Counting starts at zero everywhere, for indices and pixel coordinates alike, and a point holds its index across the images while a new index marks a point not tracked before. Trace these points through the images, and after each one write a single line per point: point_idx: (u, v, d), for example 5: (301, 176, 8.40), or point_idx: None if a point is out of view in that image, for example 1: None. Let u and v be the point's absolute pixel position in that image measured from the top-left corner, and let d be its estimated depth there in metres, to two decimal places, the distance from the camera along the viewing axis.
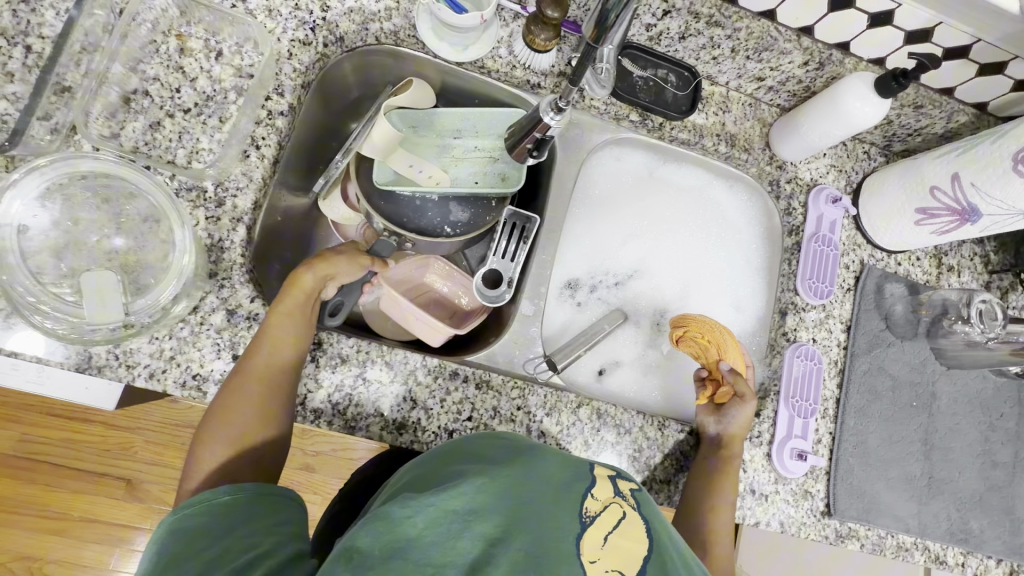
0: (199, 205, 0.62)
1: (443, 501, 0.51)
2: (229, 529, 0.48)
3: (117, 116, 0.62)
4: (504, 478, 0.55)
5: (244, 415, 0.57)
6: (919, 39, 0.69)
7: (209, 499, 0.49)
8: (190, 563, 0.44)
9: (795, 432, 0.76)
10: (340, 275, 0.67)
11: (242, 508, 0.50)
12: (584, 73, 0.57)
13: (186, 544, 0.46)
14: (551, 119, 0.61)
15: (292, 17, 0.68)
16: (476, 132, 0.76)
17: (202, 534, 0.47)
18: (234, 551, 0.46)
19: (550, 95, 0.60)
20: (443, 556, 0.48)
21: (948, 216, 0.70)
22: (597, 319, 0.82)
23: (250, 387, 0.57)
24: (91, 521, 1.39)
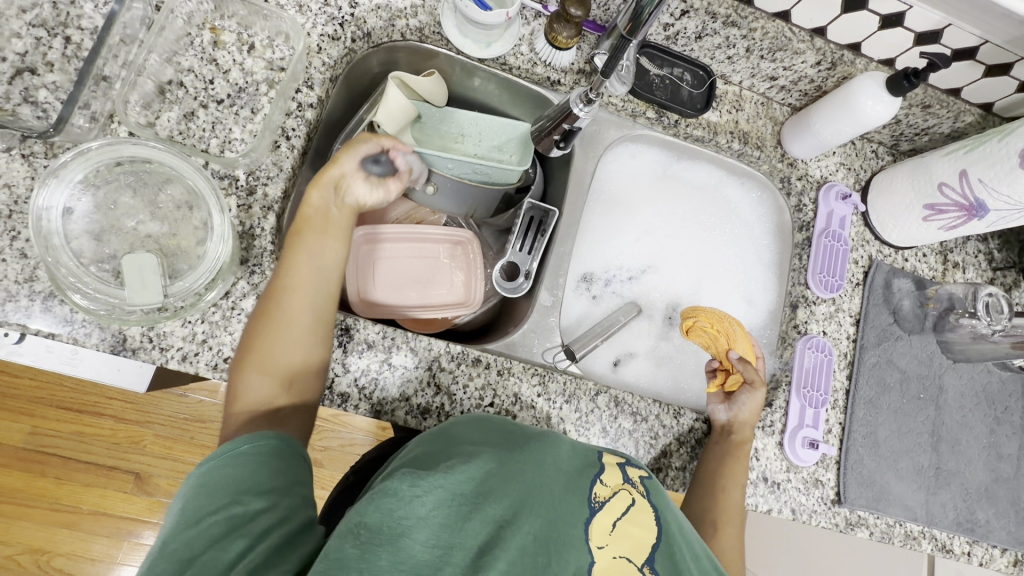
0: (231, 192, 0.64)
1: (450, 485, 0.52)
2: (249, 484, 0.48)
3: (153, 106, 0.64)
4: (514, 462, 0.57)
5: (275, 335, 0.57)
6: (930, 40, 0.72)
7: (231, 450, 0.49)
8: (211, 520, 0.45)
9: (806, 421, 0.77)
10: (351, 173, 0.64)
11: (263, 461, 0.50)
12: (616, 65, 0.60)
13: (210, 497, 0.46)
14: (580, 110, 0.66)
15: (322, 12, 0.70)
16: (479, 140, 0.78)
17: (226, 488, 0.47)
18: (254, 512, 0.46)
19: (580, 88, 0.65)
20: (451, 537, 0.50)
21: (956, 211, 0.72)
22: (612, 312, 0.84)
23: (278, 307, 0.58)
24: (99, 514, 1.40)
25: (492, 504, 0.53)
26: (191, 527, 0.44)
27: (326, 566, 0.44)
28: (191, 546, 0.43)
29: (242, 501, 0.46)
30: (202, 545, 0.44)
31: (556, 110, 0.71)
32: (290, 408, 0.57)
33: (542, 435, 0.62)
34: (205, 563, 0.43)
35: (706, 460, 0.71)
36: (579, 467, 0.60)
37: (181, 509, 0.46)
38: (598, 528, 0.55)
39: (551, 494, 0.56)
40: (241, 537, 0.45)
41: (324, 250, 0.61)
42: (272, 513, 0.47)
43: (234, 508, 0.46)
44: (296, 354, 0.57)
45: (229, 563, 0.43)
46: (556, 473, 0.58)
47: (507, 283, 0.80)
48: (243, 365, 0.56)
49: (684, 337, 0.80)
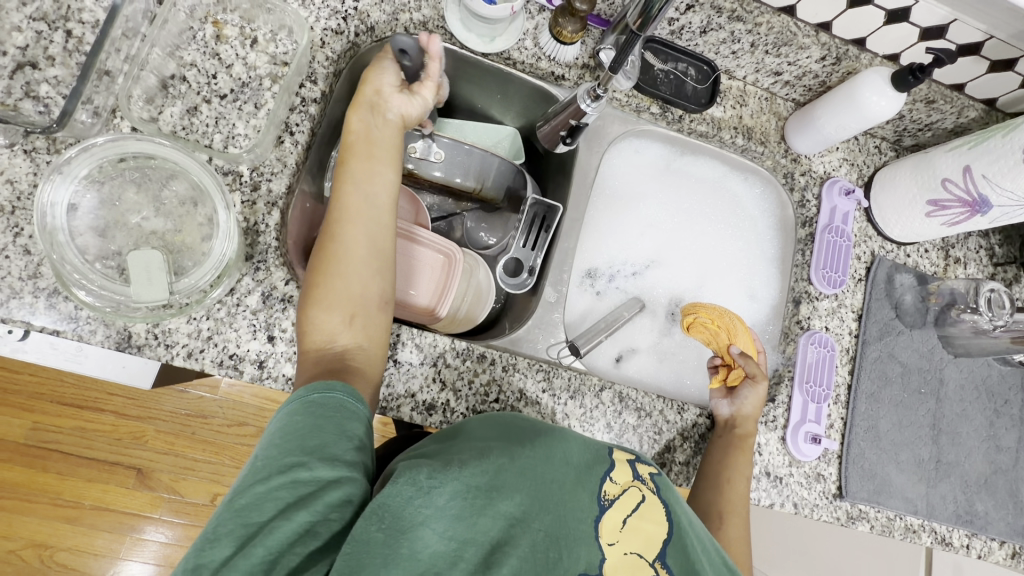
0: (235, 188, 0.64)
1: (464, 478, 0.53)
2: (321, 447, 0.48)
3: (155, 101, 0.63)
4: (524, 459, 0.57)
5: (333, 270, 0.58)
6: (935, 35, 0.72)
7: (302, 398, 0.52)
8: (281, 481, 0.46)
9: (809, 416, 0.78)
10: (385, 86, 0.64)
11: (333, 423, 0.50)
12: (624, 61, 0.59)
13: (281, 456, 0.47)
14: (587, 105, 0.66)
15: (325, 7, 0.69)
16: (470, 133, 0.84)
17: (297, 447, 0.48)
18: (321, 482, 0.47)
19: (588, 84, 0.65)
20: (462, 534, 0.51)
21: (960, 207, 0.73)
22: (616, 307, 0.84)
23: (334, 240, 0.59)
24: (102, 509, 1.40)
25: (505, 501, 0.54)
26: (261, 485, 0.46)
27: (353, 548, 0.46)
28: (260, 508, 0.45)
29: (314, 465, 0.47)
30: (269, 509, 0.45)
31: (562, 105, 0.71)
32: (356, 344, 0.58)
33: (551, 433, 0.62)
34: (273, 527, 0.44)
35: (711, 452, 0.72)
36: (585, 462, 0.60)
37: (256, 461, 0.48)
38: (609, 524, 0.57)
39: (563, 487, 0.57)
40: (306, 509, 0.46)
41: (372, 180, 0.62)
42: (338, 485, 0.48)
43: (302, 471, 0.47)
44: (357, 281, 0.58)
45: (294, 531, 0.45)
46: (567, 468, 0.59)
47: (512, 280, 0.81)
48: (311, 300, 0.58)
49: (685, 333, 0.80)
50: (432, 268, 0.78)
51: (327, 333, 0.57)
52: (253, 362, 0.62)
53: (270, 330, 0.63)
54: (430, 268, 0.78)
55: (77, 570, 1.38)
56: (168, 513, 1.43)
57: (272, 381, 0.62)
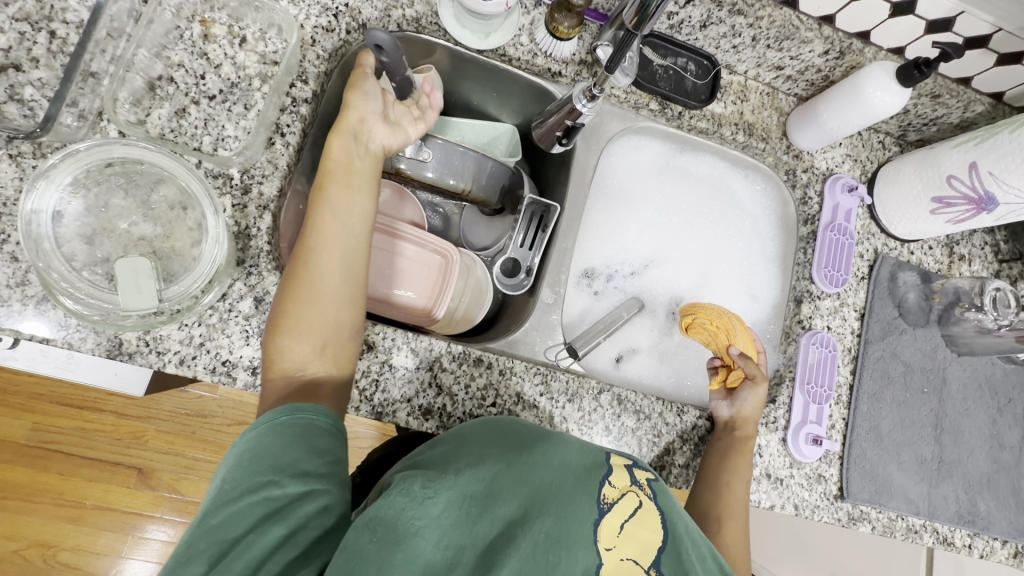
0: (226, 192, 0.63)
1: (460, 487, 0.54)
2: (293, 463, 0.48)
3: (143, 103, 0.62)
4: (520, 465, 0.57)
5: (305, 301, 0.56)
6: (942, 28, 0.70)
7: (271, 420, 0.50)
8: (253, 499, 0.46)
9: (810, 417, 0.77)
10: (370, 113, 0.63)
11: (305, 438, 0.50)
12: (621, 60, 0.58)
13: (251, 475, 0.47)
14: (584, 105, 0.65)
15: (315, 4, 0.68)
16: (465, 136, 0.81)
17: (268, 465, 0.48)
18: (295, 495, 0.47)
19: (584, 83, 0.64)
20: (458, 537, 0.51)
21: (965, 205, 0.71)
22: (614, 308, 0.83)
23: (307, 270, 0.57)
24: (103, 508, 1.41)
25: (501, 505, 0.54)
26: (233, 503, 0.46)
27: (346, 557, 0.46)
28: (231, 528, 0.45)
29: (286, 481, 0.47)
30: (241, 528, 0.45)
31: (559, 105, 0.69)
32: (326, 371, 0.57)
33: (547, 437, 0.61)
34: (248, 544, 0.44)
35: (711, 454, 0.71)
36: (583, 467, 0.59)
37: (225, 480, 0.47)
38: (608, 528, 0.55)
39: (563, 490, 0.56)
40: (281, 523, 0.46)
41: (351, 209, 0.60)
42: (313, 497, 0.48)
43: (274, 489, 0.47)
44: (331, 310, 0.58)
45: (271, 545, 0.45)
46: (564, 472, 0.58)
47: (509, 280, 0.80)
48: (283, 324, 0.56)
49: (684, 334, 0.79)
50: (429, 268, 0.77)
51: (298, 360, 0.56)
52: (246, 369, 0.61)
53: (263, 336, 0.62)
54: (427, 269, 0.77)
55: (80, 569, 1.39)
56: (170, 512, 1.43)
57: None
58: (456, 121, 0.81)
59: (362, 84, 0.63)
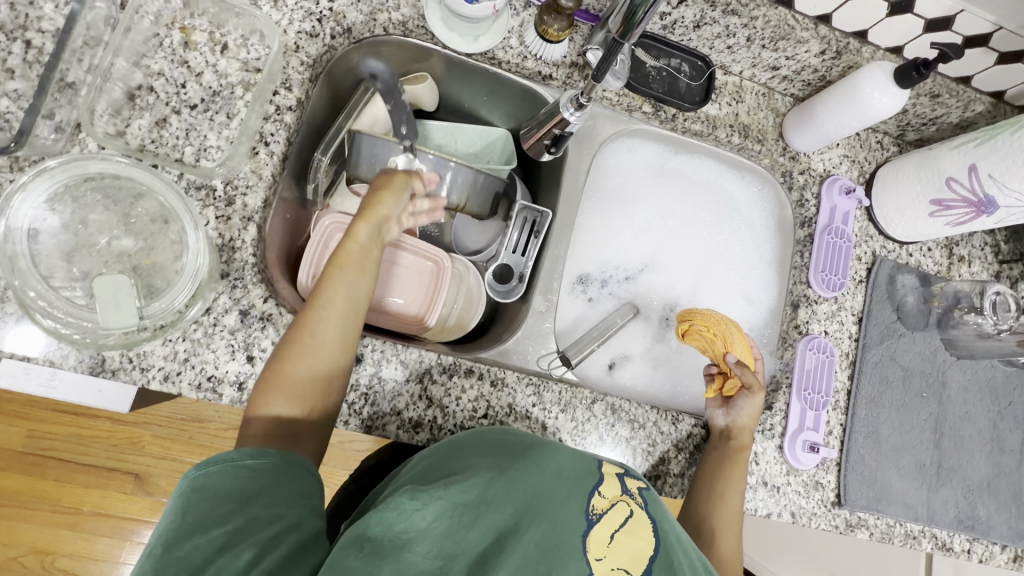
0: (209, 204, 0.61)
1: (451, 496, 0.52)
2: (253, 493, 0.47)
3: (122, 113, 0.60)
4: (513, 472, 0.56)
5: (303, 367, 0.55)
6: (941, 27, 0.69)
7: (233, 459, 0.49)
8: (218, 529, 0.45)
9: (807, 424, 0.76)
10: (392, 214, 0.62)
11: (267, 467, 0.49)
12: (606, 70, 0.56)
13: (206, 506, 0.46)
14: (570, 114, 0.64)
15: (298, 8, 0.66)
16: (456, 147, 0.80)
17: (227, 496, 0.47)
18: (254, 523, 0.46)
19: (571, 92, 0.63)
20: (450, 549, 0.50)
21: (964, 207, 0.70)
22: (608, 314, 0.82)
23: (308, 341, 0.55)
24: (101, 514, 1.40)
25: (492, 514, 0.53)
26: (199, 534, 0.45)
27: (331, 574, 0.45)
28: (184, 563, 0.43)
29: (245, 511, 0.46)
30: (196, 562, 0.43)
31: (546, 113, 0.68)
32: (309, 430, 0.56)
33: (538, 446, 0.60)
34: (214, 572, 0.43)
35: (705, 464, 0.70)
36: (576, 476, 0.59)
37: (184, 514, 0.46)
38: (597, 540, 0.55)
39: (555, 500, 0.56)
40: (237, 552, 0.44)
41: (362, 291, 0.59)
42: (271, 523, 0.47)
43: (238, 519, 0.46)
44: (316, 374, 0.55)
45: (239, 569, 0.44)
46: (557, 483, 0.57)
47: (500, 286, 0.79)
48: (270, 372, 0.55)
49: (680, 340, 0.77)
50: (421, 275, 0.76)
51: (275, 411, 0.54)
52: (232, 384, 0.60)
53: (249, 351, 0.61)
54: (419, 275, 0.76)
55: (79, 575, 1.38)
56: None
57: None
58: (445, 129, 0.79)
59: (398, 191, 0.62)
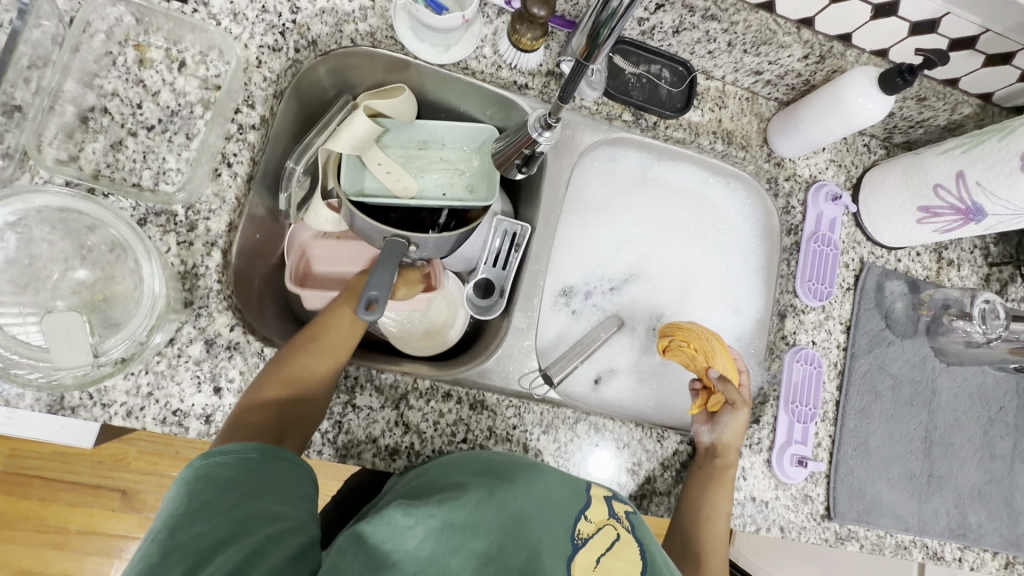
0: (169, 230, 0.59)
1: (444, 514, 0.50)
2: (258, 489, 0.48)
3: (75, 137, 0.57)
4: (503, 492, 0.54)
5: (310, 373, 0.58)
6: (926, 30, 0.66)
7: (238, 452, 0.49)
8: (222, 518, 0.44)
9: (795, 437, 0.74)
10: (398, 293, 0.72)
11: (272, 466, 0.50)
12: (574, 92, 0.52)
13: (208, 496, 0.46)
14: (540, 135, 0.60)
15: (259, 21, 0.64)
16: (442, 145, 0.78)
17: (231, 488, 0.47)
18: (257, 518, 0.45)
19: (539, 112, 0.59)
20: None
21: (952, 215, 0.68)
22: (592, 327, 0.80)
23: (318, 351, 0.59)
24: (89, 532, 1.38)
25: (478, 539, 0.51)
26: (202, 522, 0.44)
27: None
28: (182, 554, 0.42)
29: (248, 504, 0.46)
30: (199, 548, 0.42)
31: (516, 134, 0.64)
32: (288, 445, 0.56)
33: (525, 466, 0.58)
34: (215, 562, 0.42)
35: (691, 483, 0.69)
36: (563, 501, 0.57)
37: (187, 503, 0.45)
38: (582, 564, 0.53)
39: (545, 523, 0.54)
40: (241, 546, 0.43)
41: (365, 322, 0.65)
42: (275, 520, 0.46)
43: (242, 509, 0.45)
44: (323, 381, 0.59)
45: (241, 560, 0.42)
46: (545, 510, 0.55)
47: (481, 302, 0.76)
48: (278, 369, 0.57)
49: (662, 356, 0.77)
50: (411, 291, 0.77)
51: (276, 407, 0.55)
52: (198, 417, 0.58)
53: (216, 381, 0.58)
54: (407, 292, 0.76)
55: None
56: None
57: None
58: (432, 127, 0.77)
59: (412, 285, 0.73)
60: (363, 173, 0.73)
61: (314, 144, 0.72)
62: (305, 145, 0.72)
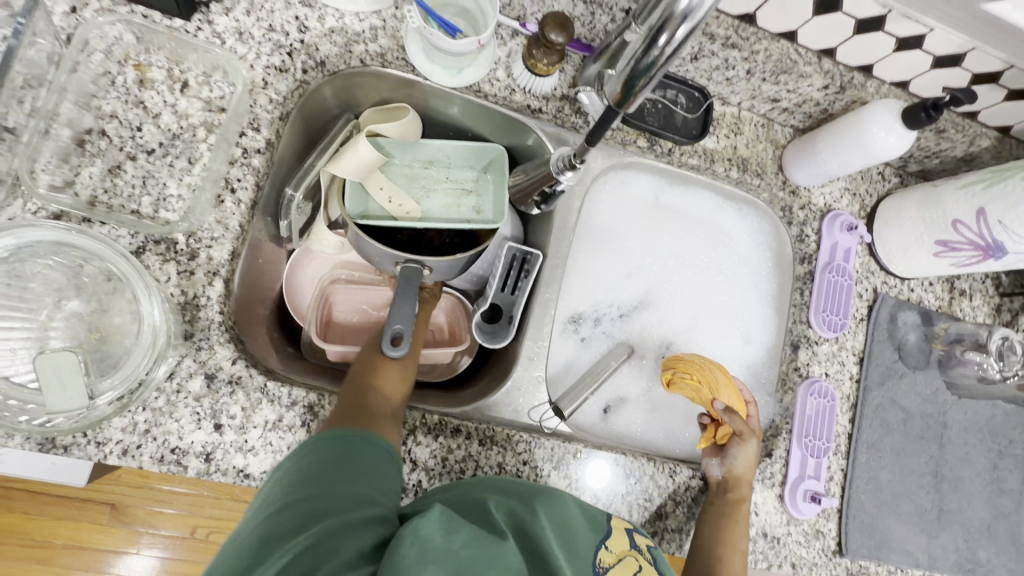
0: (169, 258, 0.56)
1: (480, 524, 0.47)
2: (355, 470, 0.48)
3: (70, 161, 0.55)
4: (525, 515, 0.52)
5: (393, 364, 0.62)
6: (949, 63, 0.65)
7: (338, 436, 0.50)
8: (325, 488, 0.46)
9: (808, 472, 0.73)
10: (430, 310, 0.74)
11: (371, 451, 0.50)
12: (601, 135, 0.52)
13: (314, 468, 0.47)
14: (565, 177, 0.60)
15: (266, 40, 0.61)
16: (448, 163, 0.76)
17: (336, 463, 0.48)
18: (352, 499, 0.45)
19: (564, 152, 0.59)
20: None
21: (971, 250, 0.67)
22: (601, 356, 0.78)
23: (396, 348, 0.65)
24: (75, 548, 1.33)
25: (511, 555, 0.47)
26: (305, 488, 0.46)
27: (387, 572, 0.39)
28: (292, 513, 0.44)
29: (348, 482, 0.47)
30: (301, 511, 0.44)
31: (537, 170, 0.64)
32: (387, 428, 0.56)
33: (541, 489, 0.56)
34: (312, 528, 0.42)
35: (705, 520, 0.67)
36: (583, 529, 0.54)
37: (296, 472, 0.47)
38: None
39: (566, 547, 0.51)
40: (337, 520, 0.43)
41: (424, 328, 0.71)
42: (369, 505, 0.46)
43: (339, 486, 0.46)
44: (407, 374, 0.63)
45: (331, 530, 0.42)
46: (565, 535, 0.52)
47: (487, 328, 0.72)
48: (372, 373, 0.60)
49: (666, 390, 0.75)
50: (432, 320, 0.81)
51: (383, 404, 0.58)
52: (198, 456, 0.55)
53: (216, 419, 0.56)
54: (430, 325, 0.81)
55: None
56: (146, 547, 1.35)
57: (220, 475, 0.55)
58: (437, 143, 0.74)
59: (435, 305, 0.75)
60: (367, 196, 0.72)
61: (316, 165, 0.70)
62: (304, 169, 0.69)
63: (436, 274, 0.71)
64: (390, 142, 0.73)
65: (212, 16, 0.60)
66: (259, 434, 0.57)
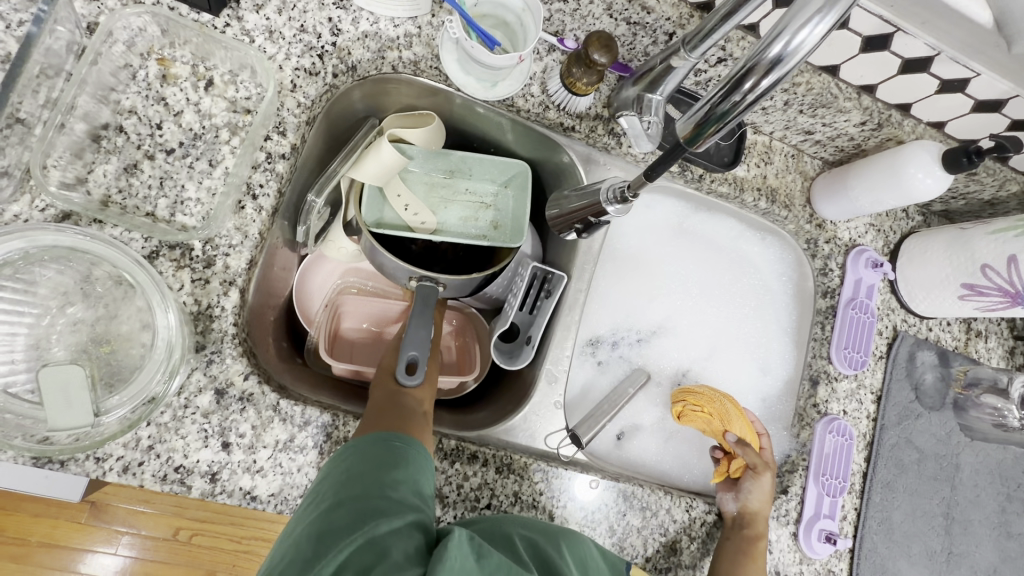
0: (184, 265, 0.53)
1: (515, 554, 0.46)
2: (398, 473, 0.48)
3: (84, 157, 0.52)
4: (551, 553, 0.51)
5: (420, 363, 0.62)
6: (989, 108, 0.65)
7: (380, 438, 0.50)
8: (374, 489, 0.46)
9: (823, 511, 0.72)
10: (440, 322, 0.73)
11: (412, 457, 0.50)
12: (664, 170, 0.49)
13: (364, 468, 0.48)
14: (614, 209, 0.57)
15: (297, 41, 0.59)
16: (470, 175, 0.74)
17: (383, 464, 0.48)
18: (400, 503, 0.46)
19: (616, 185, 0.56)
20: None
21: (999, 296, 0.67)
22: (619, 381, 0.77)
23: None
24: (50, 546, 1.27)
25: None
26: (356, 486, 0.47)
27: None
28: (344, 511, 0.45)
29: (394, 487, 0.47)
30: (352, 510, 0.45)
31: (582, 198, 0.61)
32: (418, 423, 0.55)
33: (565, 529, 0.55)
34: (366, 528, 0.43)
35: (722, 557, 0.65)
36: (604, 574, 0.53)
37: (346, 471, 0.48)
38: None
39: None
40: (387, 522, 0.44)
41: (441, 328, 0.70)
42: (414, 513, 0.46)
43: (388, 490, 0.46)
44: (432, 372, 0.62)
45: (380, 534, 0.43)
46: None
47: (503, 347, 0.71)
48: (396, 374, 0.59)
49: (677, 422, 0.74)
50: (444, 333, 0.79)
51: (412, 403, 0.57)
52: (203, 475, 0.52)
53: (225, 437, 0.53)
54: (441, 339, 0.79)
55: None
56: (125, 548, 1.28)
57: (225, 497, 0.52)
58: (460, 154, 0.73)
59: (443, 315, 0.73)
60: (384, 202, 0.70)
61: (338, 171, 0.66)
62: (327, 176, 0.66)
63: (450, 290, 0.69)
64: (413, 149, 0.71)
65: (242, 13, 0.57)
66: (269, 454, 0.54)
